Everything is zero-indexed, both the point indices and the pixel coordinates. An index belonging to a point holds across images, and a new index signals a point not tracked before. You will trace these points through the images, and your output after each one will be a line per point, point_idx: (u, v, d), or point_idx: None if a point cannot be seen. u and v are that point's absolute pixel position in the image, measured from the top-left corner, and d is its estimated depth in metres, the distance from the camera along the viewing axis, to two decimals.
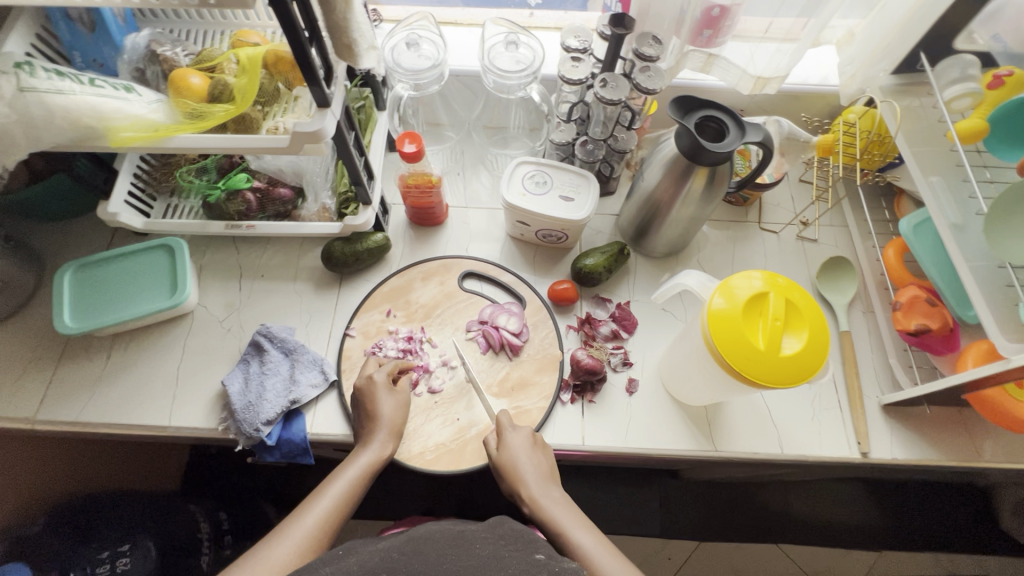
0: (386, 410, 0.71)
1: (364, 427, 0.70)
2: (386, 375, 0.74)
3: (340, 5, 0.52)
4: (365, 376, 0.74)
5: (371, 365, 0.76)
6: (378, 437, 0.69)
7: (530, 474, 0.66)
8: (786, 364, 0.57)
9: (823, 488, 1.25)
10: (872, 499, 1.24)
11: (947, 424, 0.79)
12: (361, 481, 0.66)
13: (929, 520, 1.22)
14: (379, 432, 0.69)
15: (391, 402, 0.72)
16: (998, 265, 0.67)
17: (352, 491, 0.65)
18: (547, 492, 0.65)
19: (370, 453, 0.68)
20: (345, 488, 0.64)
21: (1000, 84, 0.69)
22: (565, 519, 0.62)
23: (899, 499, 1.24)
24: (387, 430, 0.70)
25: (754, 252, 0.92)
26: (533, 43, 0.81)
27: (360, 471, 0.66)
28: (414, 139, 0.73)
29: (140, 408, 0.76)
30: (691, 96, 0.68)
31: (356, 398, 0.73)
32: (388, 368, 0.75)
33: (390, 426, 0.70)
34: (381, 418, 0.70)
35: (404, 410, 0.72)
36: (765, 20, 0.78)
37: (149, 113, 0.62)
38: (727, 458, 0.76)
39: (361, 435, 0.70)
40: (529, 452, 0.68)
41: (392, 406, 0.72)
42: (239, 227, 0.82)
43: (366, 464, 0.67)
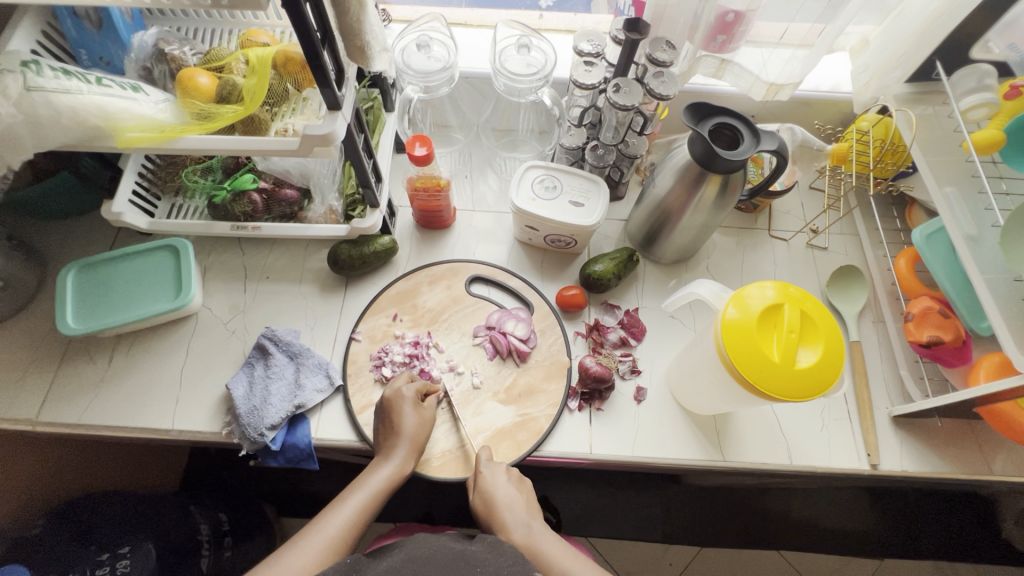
0: (409, 425, 0.70)
1: (386, 439, 0.69)
2: (414, 393, 0.72)
3: (354, 7, 0.51)
4: (392, 389, 0.72)
5: (399, 380, 0.74)
6: (400, 451, 0.68)
7: (508, 512, 0.63)
8: (803, 377, 0.56)
9: (825, 496, 1.24)
10: (872, 506, 1.23)
11: (957, 437, 0.78)
12: (380, 494, 0.65)
13: (930, 529, 1.22)
14: (402, 447, 0.68)
15: (414, 419, 0.70)
16: (1014, 279, 0.66)
17: (371, 504, 0.64)
18: (529, 529, 0.62)
19: (389, 468, 0.66)
20: (365, 498, 0.64)
21: (1017, 94, 0.67)
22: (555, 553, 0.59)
23: (900, 508, 1.23)
24: (409, 446, 0.68)
25: (763, 260, 0.91)
26: (545, 46, 0.80)
27: (380, 484, 0.65)
28: (425, 142, 0.72)
29: (144, 410, 0.76)
30: (704, 102, 0.67)
31: (381, 408, 0.72)
32: (416, 383, 0.74)
33: (412, 442, 0.69)
34: (404, 433, 0.69)
35: (427, 426, 0.71)
36: (781, 26, 0.77)
37: (157, 113, 0.61)
38: (735, 468, 0.76)
39: (384, 444, 0.69)
40: (506, 484, 0.67)
41: (415, 422, 0.70)
42: (245, 228, 0.81)
43: (388, 478, 0.66)
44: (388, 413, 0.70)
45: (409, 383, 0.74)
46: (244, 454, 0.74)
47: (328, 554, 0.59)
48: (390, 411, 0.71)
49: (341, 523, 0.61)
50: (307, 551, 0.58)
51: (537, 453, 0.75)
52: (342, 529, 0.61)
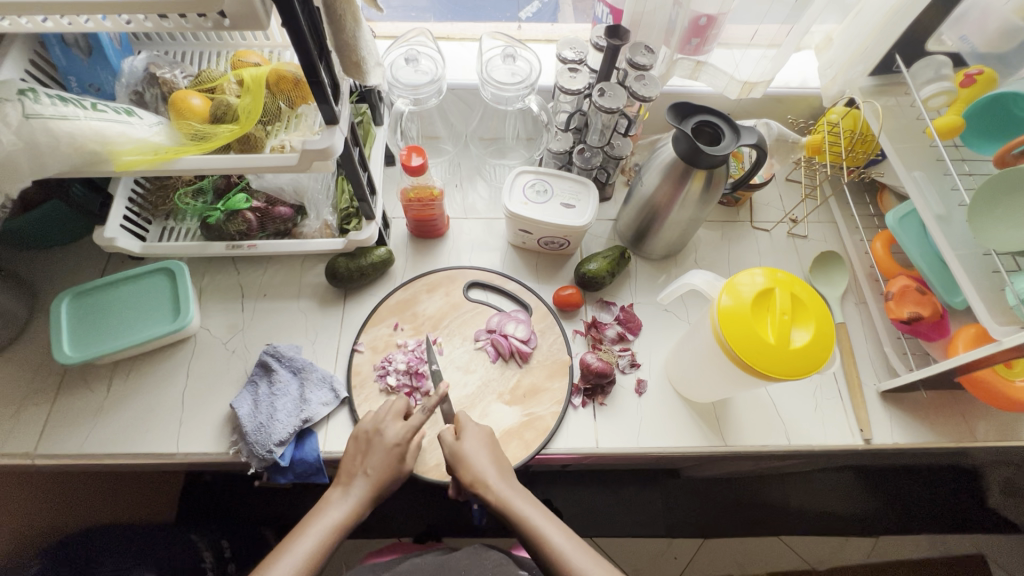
0: (375, 464, 0.66)
1: (347, 477, 0.66)
2: (402, 443, 0.68)
3: (350, 24, 0.53)
4: (384, 429, 0.68)
5: (391, 416, 0.70)
6: (359, 489, 0.64)
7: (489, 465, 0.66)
8: (798, 356, 0.59)
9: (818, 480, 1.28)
10: (865, 486, 1.29)
11: (941, 407, 0.82)
12: (334, 536, 0.61)
13: (919, 501, 1.28)
14: (363, 485, 0.65)
15: (388, 467, 0.66)
16: (983, 253, 0.71)
17: (324, 547, 0.60)
18: (507, 485, 0.64)
19: (344, 507, 0.63)
20: (322, 537, 0.60)
21: (972, 82, 0.74)
22: (526, 509, 0.62)
23: (889, 484, 1.29)
24: (370, 486, 0.65)
25: (748, 251, 0.95)
26: (530, 56, 0.82)
27: (334, 524, 0.62)
28: (420, 152, 0.74)
29: (147, 435, 0.75)
30: (685, 102, 0.71)
31: (354, 444, 0.68)
32: (409, 425, 0.69)
33: (374, 482, 0.65)
34: (371, 477, 0.65)
35: (395, 467, 0.67)
36: (751, 28, 0.81)
37: (153, 136, 0.62)
38: (737, 451, 0.78)
39: (343, 481, 0.66)
40: (491, 441, 0.69)
41: (386, 471, 0.66)
42: (241, 247, 0.81)
43: (341, 518, 0.62)
44: (366, 448, 0.67)
45: (397, 423, 0.69)
46: (252, 472, 0.74)
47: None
48: (372, 443, 0.68)
49: (293, 567, 0.57)
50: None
51: (544, 450, 0.76)
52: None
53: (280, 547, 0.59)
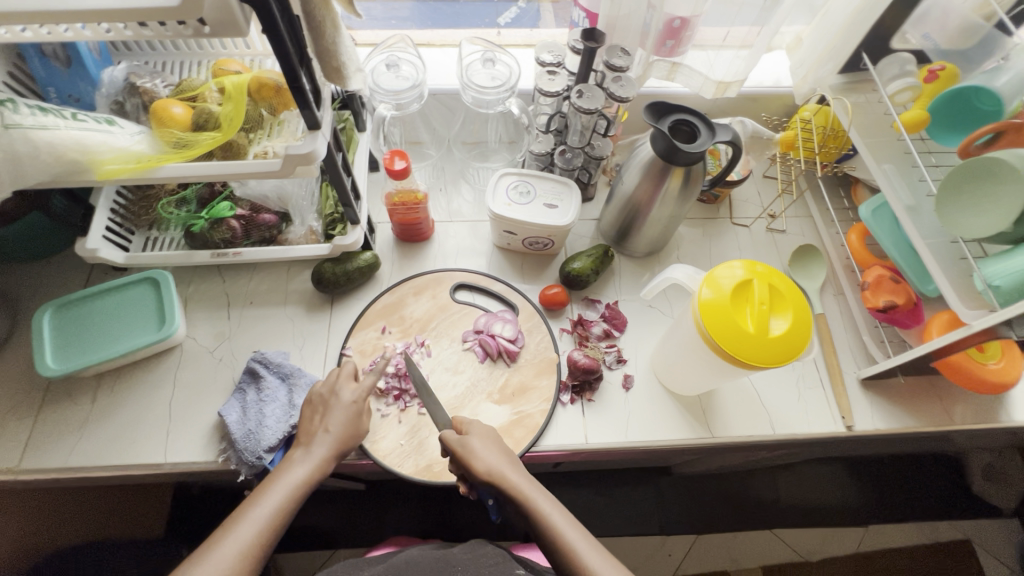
0: (336, 424, 0.68)
1: (307, 435, 0.67)
2: (358, 401, 0.71)
3: (329, 30, 0.54)
4: (337, 390, 0.71)
5: (345, 378, 0.72)
6: (320, 452, 0.65)
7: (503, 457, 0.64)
8: (777, 343, 0.60)
9: (808, 472, 1.31)
10: (854, 477, 1.31)
11: (919, 393, 0.85)
12: (298, 494, 0.62)
13: (907, 491, 1.30)
14: (326, 445, 0.66)
15: (348, 424, 0.69)
16: (951, 241, 0.73)
17: (287, 505, 0.60)
18: (521, 478, 0.62)
19: (307, 465, 0.64)
20: (287, 495, 0.61)
21: (935, 78, 0.77)
22: (540, 501, 0.60)
23: (877, 474, 1.31)
24: (333, 445, 0.67)
25: (728, 246, 0.97)
26: (509, 59, 0.83)
27: (296, 484, 0.62)
28: (403, 156, 0.74)
29: (134, 446, 0.74)
30: (661, 102, 0.73)
31: (311, 403, 0.71)
32: (361, 387, 0.72)
33: (338, 439, 0.67)
34: (333, 434, 0.67)
35: (355, 423, 0.70)
36: (722, 29, 0.83)
37: (135, 144, 0.63)
38: (724, 443, 0.80)
39: (305, 441, 0.66)
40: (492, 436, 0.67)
41: (345, 427, 0.68)
42: (225, 255, 0.82)
43: (302, 477, 0.63)
44: (324, 409, 0.69)
45: (351, 384, 0.72)
46: (242, 480, 0.74)
47: (242, 560, 0.54)
48: (329, 405, 0.69)
49: (255, 525, 0.57)
50: (217, 562, 0.53)
51: (535, 447, 0.77)
52: (255, 535, 0.56)
53: (242, 507, 0.59)
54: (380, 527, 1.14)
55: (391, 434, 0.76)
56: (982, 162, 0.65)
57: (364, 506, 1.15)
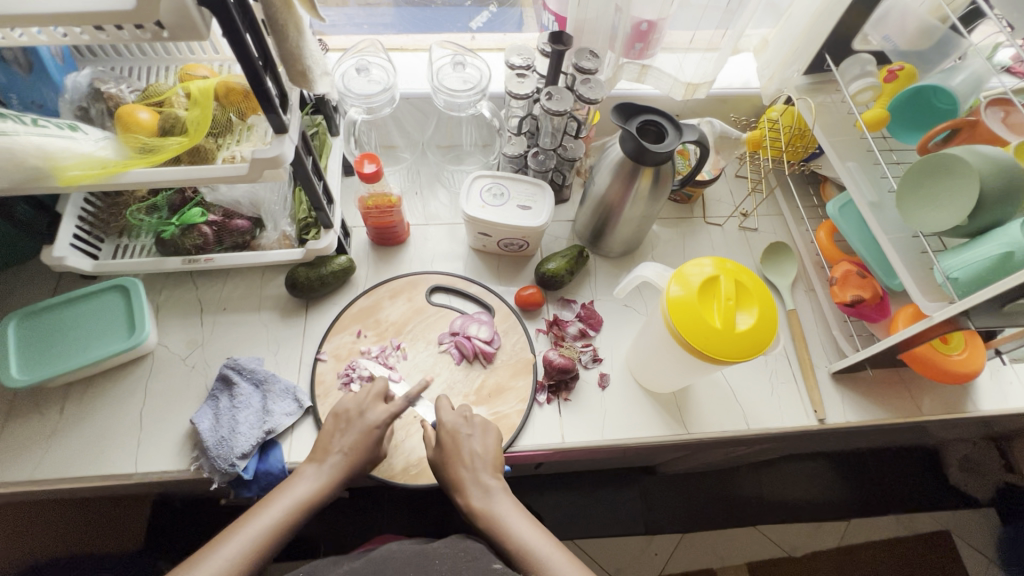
0: (350, 442, 0.67)
1: (322, 452, 0.67)
2: (382, 427, 0.69)
3: (293, 35, 0.54)
4: (364, 411, 0.70)
5: (371, 399, 0.71)
6: (330, 468, 0.65)
7: (463, 462, 0.67)
8: (743, 338, 0.61)
9: (791, 469, 1.33)
10: (836, 473, 1.33)
11: (888, 385, 0.87)
12: (302, 510, 0.62)
13: (887, 485, 1.33)
14: (337, 462, 0.66)
15: (366, 449, 0.68)
16: (912, 235, 0.75)
17: (287, 523, 0.61)
18: (483, 485, 0.66)
19: (314, 480, 0.64)
20: (290, 508, 0.62)
21: (894, 78, 0.79)
22: (502, 509, 0.64)
23: (858, 469, 1.34)
24: (345, 463, 0.66)
25: (702, 245, 0.98)
26: (479, 63, 0.84)
27: (302, 499, 0.63)
28: (373, 159, 0.74)
29: (104, 457, 0.73)
30: (629, 103, 0.74)
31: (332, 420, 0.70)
32: (390, 409, 0.70)
33: (350, 458, 0.66)
34: (348, 455, 0.67)
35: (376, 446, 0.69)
36: (688, 33, 0.85)
37: (98, 150, 0.62)
38: (699, 438, 0.81)
39: (315, 458, 0.67)
40: (470, 437, 0.70)
41: (364, 452, 0.68)
42: (198, 261, 0.81)
43: (309, 492, 0.63)
44: (342, 429, 0.69)
45: (380, 408, 0.71)
46: (215, 488, 0.73)
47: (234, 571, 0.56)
48: (352, 422, 0.69)
49: (253, 538, 0.58)
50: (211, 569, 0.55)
51: (512, 447, 0.77)
52: (252, 546, 0.58)
53: (243, 518, 0.60)
54: (363, 533, 1.13)
55: None
56: (935, 158, 0.67)
57: (347, 513, 1.14)
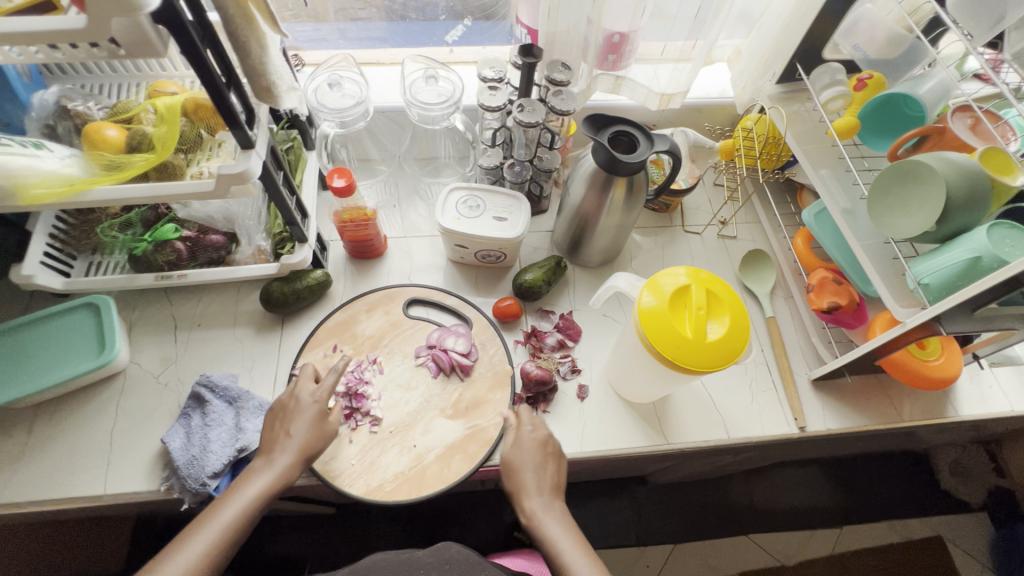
0: (300, 431, 0.67)
1: (272, 441, 0.66)
2: (320, 401, 0.70)
3: (255, 50, 0.54)
4: (303, 394, 0.70)
5: (305, 381, 0.72)
6: (283, 462, 0.64)
7: (529, 475, 0.66)
8: (714, 348, 0.61)
9: (783, 476, 1.32)
10: (829, 479, 1.33)
11: (869, 392, 0.86)
12: (258, 504, 0.60)
13: (879, 490, 1.32)
14: (288, 454, 0.65)
15: (310, 430, 0.67)
16: (885, 242, 0.75)
17: (246, 517, 0.59)
18: (542, 502, 0.64)
19: (268, 474, 0.63)
20: (250, 501, 0.60)
21: (864, 86, 0.79)
22: (552, 530, 0.61)
23: (851, 475, 1.33)
24: (296, 454, 0.65)
25: (681, 253, 0.99)
26: (452, 76, 0.84)
27: (258, 495, 0.61)
28: (343, 173, 0.74)
29: (72, 478, 0.72)
30: (600, 114, 0.74)
31: (277, 410, 0.69)
32: (323, 387, 0.71)
33: (300, 449, 0.65)
34: (295, 439, 0.66)
35: (322, 435, 0.68)
36: (661, 43, 0.86)
37: (64, 168, 0.62)
38: (679, 448, 0.80)
39: (269, 450, 0.65)
40: (541, 456, 0.69)
41: (314, 434, 0.67)
42: (169, 278, 0.80)
43: (265, 488, 0.61)
44: (286, 415, 0.68)
45: (313, 388, 0.71)
46: (186, 508, 0.71)
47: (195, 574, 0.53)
48: (291, 412, 0.68)
49: (212, 537, 0.56)
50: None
51: (489, 461, 0.76)
52: (211, 544, 0.55)
53: (202, 517, 0.58)
54: (347, 552, 1.10)
55: (341, 454, 0.74)
56: (902, 165, 0.68)
57: (333, 530, 1.13)
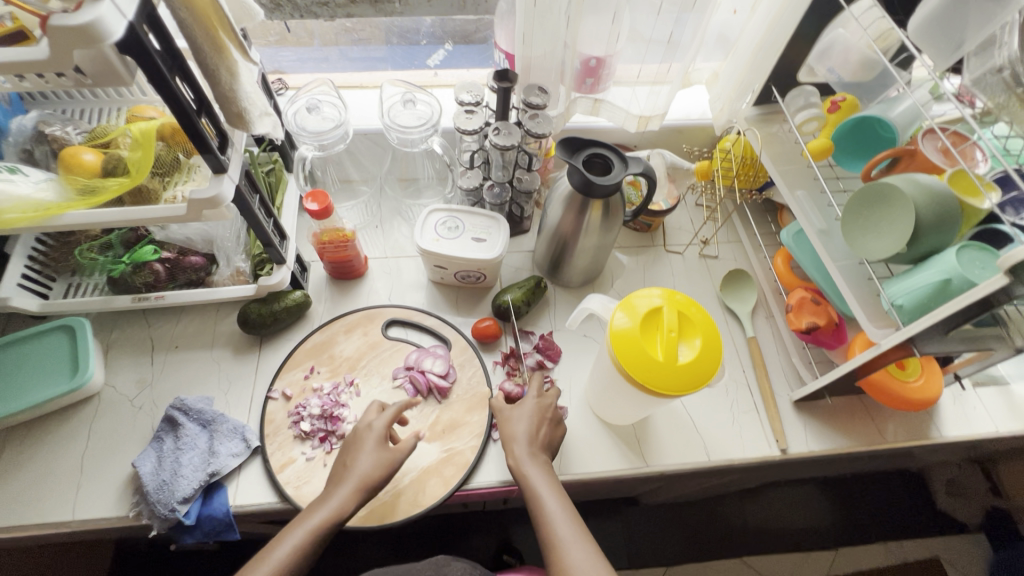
0: (362, 464, 0.64)
1: (337, 472, 0.64)
2: (382, 430, 0.68)
3: (225, 78, 0.55)
4: (363, 423, 0.69)
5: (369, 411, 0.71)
6: (341, 492, 0.61)
7: (523, 428, 0.67)
8: (685, 371, 0.60)
9: (777, 495, 1.30)
10: (825, 497, 1.31)
11: (851, 413, 0.86)
12: (313, 540, 0.57)
13: (875, 510, 1.30)
14: (346, 486, 0.62)
15: (372, 458, 0.65)
16: (859, 262, 0.75)
17: (299, 553, 0.56)
18: (529, 455, 0.64)
19: (327, 507, 0.60)
20: (302, 537, 0.57)
21: (838, 109, 0.80)
22: (537, 483, 0.61)
23: (846, 493, 1.32)
24: (355, 485, 0.62)
25: (662, 273, 0.99)
26: (430, 99, 0.86)
27: (314, 529, 0.58)
28: (317, 197, 0.75)
29: (41, 504, 0.70)
30: (575, 137, 0.75)
31: (348, 441, 0.68)
32: (388, 414, 0.69)
33: (359, 480, 0.63)
34: (355, 470, 0.63)
35: (385, 467, 0.65)
36: (636, 67, 0.86)
37: (37, 192, 0.62)
38: (659, 471, 0.79)
39: (330, 483, 0.63)
40: (534, 416, 0.68)
41: (377, 466, 0.64)
42: (147, 299, 0.79)
43: (320, 521, 0.59)
44: (353, 446, 0.66)
45: (379, 415, 0.70)
46: (155, 534, 0.70)
47: None
48: (357, 439, 0.67)
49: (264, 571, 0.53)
50: None
51: (465, 485, 0.75)
52: None
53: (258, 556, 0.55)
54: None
55: (315, 478, 0.73)
56: (875, 187, 0.68)
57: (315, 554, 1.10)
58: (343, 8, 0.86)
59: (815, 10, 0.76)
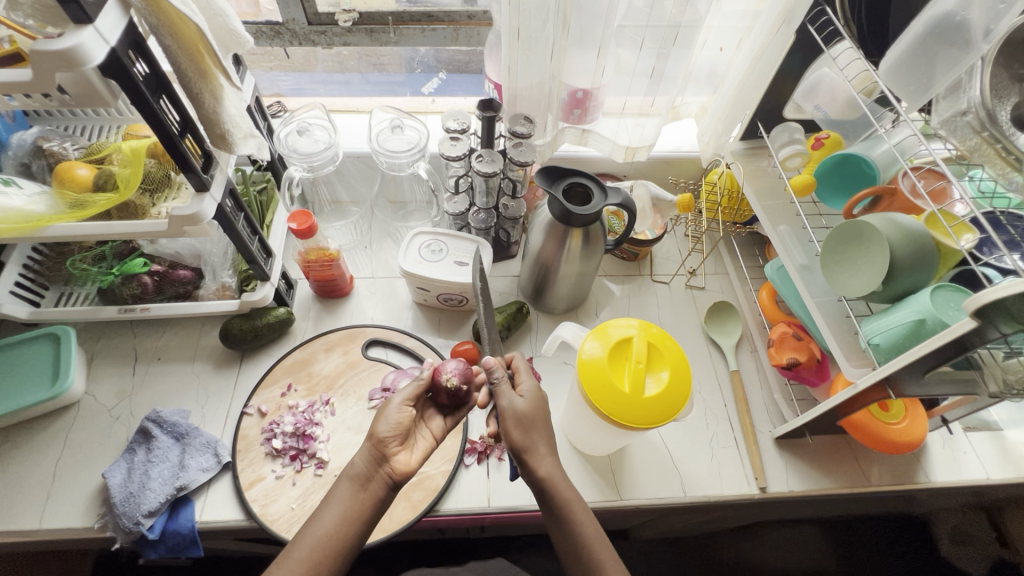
0: (384, 421, 0.61)
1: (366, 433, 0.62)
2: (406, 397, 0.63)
3: (208, 100, 0.57)
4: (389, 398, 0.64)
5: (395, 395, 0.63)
6: (367, 451, 0.60)
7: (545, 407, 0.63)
8: (652, 403, 0.60)
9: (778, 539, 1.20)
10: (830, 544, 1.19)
11: (834, 453, 0.84)
12: (358, 511, 0.57)
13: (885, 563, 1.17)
14: (367, 445, 0.60)
15: (392, 416, 0.62)
16: (839, 299, 0.75)
17: (345, 524, 0.56)
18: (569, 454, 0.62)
19: (354, 469, 0.59)
20: (340, 513, 0.56)
21: (821, 145, 0.80)
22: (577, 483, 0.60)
23: (853, 537, 1.20)
24: (373, 445, 0.60)
25: (648, 303, 0.98)
26: (418, 124, 0.88)
27: (353, 495, 0.57)
28: (305, 217, 0.77)
29: (8, 512, 0.71)
30: (556, 166, 0.76)
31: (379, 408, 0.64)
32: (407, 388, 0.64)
33: (377, 437, 0.60)
34: (374, 430, 0.61)
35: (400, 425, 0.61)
36: (621, 99, 0.87)
37: (28, 204, 0.64)
38: (632, 505, 0.78)
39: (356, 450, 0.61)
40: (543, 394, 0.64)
41: (391, 422, 0.61)
42: (132, 311, 0.81)
43: (354, 488, 0.58)
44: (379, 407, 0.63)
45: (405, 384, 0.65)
46: (119, 548, 0.70)
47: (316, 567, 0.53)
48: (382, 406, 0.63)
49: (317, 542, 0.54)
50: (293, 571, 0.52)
51: (433, 511, 0.74)
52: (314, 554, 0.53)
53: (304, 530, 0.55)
54: None
55: (282, 497, 0.73)
56: (852, 225, 0.68)
57: None
58: (340, 37, 0.90)
59: (795, 50, 0.78)
